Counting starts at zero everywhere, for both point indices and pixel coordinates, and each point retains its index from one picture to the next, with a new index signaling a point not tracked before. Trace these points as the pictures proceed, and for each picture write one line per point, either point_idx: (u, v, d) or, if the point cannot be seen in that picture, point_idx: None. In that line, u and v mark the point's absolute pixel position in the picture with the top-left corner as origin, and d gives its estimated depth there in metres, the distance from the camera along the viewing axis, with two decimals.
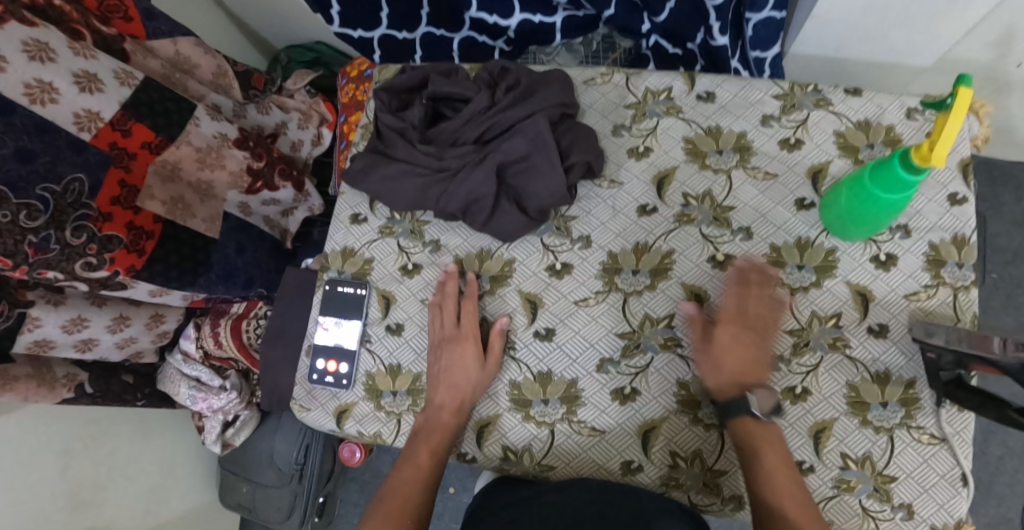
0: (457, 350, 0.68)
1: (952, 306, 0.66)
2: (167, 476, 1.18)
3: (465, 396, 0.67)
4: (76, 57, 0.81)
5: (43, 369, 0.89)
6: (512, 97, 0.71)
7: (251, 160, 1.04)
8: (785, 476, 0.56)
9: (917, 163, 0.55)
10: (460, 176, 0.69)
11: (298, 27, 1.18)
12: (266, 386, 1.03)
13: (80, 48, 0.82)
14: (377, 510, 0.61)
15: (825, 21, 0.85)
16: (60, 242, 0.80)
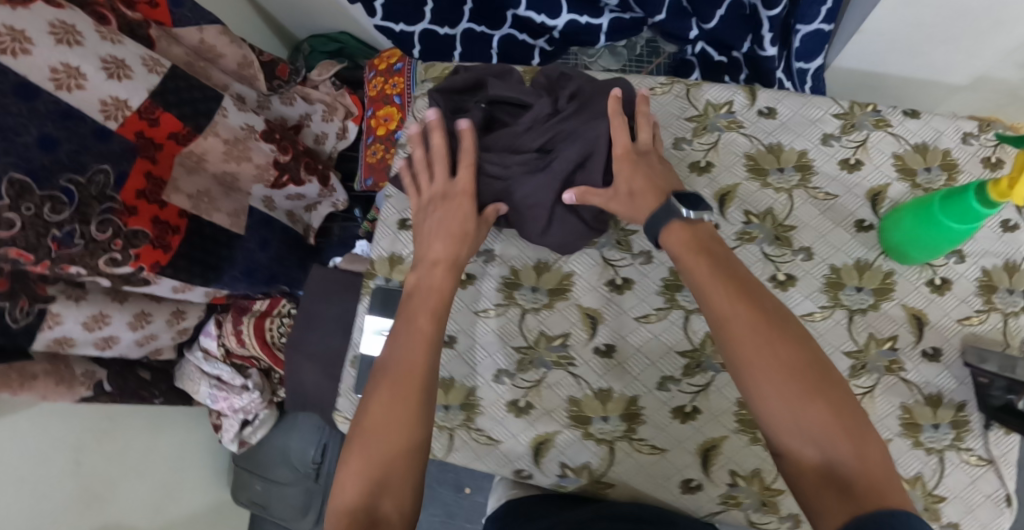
0: (449, 204, 0.66)
1: (1002, 332, 0.67)
2: (178, 472, 1.14)
3: (456, 248, 0.65)
4: (103, 42, 0.76)
5: (61, 366, 0.84)
6: (576, 104, 0.66)
7: (277, 153, 0.99)
8: (735, 303, 0.51)
9: (994, 197, 0.56)
10: (519, 183, 0.65)
11: (322, 14, 1.13)
12: (291, 387, 1.01)
13: (107, 32, 0.77)
14: (385, 384, 0.57)
15: (873, 36, 0.83)
16: (84, 237, 0.75)
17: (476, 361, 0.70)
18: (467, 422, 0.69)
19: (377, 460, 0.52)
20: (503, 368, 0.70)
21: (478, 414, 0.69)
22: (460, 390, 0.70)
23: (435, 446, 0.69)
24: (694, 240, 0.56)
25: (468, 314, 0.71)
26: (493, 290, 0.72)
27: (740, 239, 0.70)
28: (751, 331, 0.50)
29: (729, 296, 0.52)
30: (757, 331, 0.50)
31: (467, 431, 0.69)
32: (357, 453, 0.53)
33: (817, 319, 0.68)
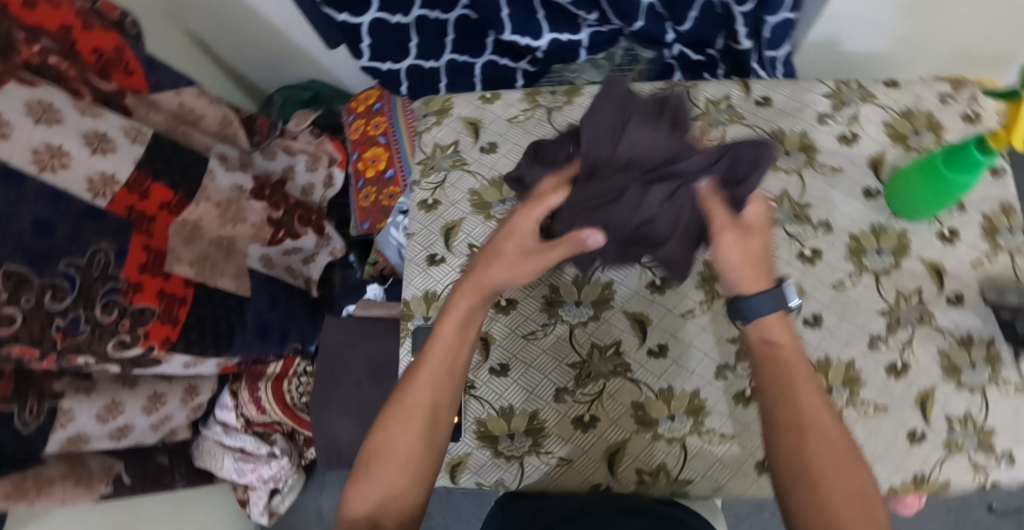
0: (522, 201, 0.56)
1: (1012, 269, 0.72)
2: None
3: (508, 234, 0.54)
4: (83, 117, 0.73)
5: (77, 465, 0.79)
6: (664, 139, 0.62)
7: (270, 209, 0.97)
8: (817, 400, 0.45)
9: (991, 144, 0.62)
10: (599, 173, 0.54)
11: (294, 64, 1.11)
12: (323, 444, 0.96)
13: (85, 105, 0.73)
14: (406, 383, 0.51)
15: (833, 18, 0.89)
16: (90, 322, 0.72)
17: (534, 385, 0.71)
18: (536, 446, 0.69)
19: (383, 486, 0.48)
20: (563, 387, 0.70)
21: (545, 438, 0.69)
22: (522, 416, 0.70)
23: (506, 477, 0.69)
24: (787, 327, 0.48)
25: (518, 340, 0.72)
26: (538, 312, 0.73)
27: (764, 223, 0.73)
28: (829, 441, 0.43)
29: (811, 397, 0.45)
30: (831, 451, 0.42)
31: (538, 456, 0.68)
32: (360, 476, 0.49)
33: (847, 286, 0.72)
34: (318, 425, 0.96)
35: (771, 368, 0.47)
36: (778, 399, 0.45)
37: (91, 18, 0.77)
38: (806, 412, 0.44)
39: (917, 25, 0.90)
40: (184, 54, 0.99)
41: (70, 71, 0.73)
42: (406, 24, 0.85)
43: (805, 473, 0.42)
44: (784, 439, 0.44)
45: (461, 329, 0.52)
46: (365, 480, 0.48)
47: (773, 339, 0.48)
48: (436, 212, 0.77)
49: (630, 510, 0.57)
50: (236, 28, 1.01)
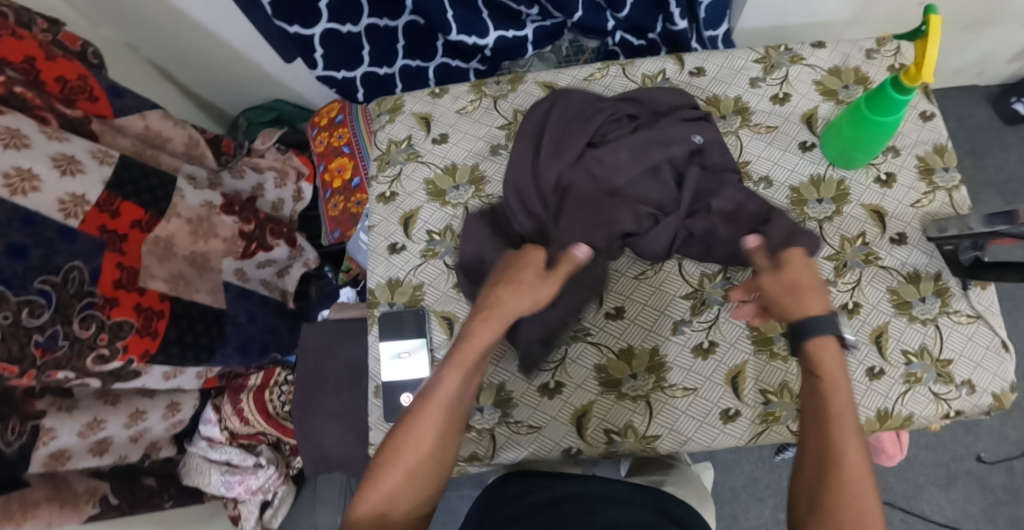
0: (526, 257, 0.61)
1: (950, 205, 0.75)
2: None
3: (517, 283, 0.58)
4: (50, 142, 0.76)
5: (63, 488, 0.78)
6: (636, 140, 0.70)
7: (241, 224, 0.99)
8: (855, 429, 0.50)
9: (906, 83, 0.65)
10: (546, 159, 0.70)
11: (255, 84, 1.15)
12: (309, 453, 0.97)
13: (51, 131, 0.76)
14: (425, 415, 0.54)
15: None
16: (68, 337, 0.74)
17: (499, 357, 0.72)
18: (505, 417, 0.70)
19: (388, 501, 0.52)
20: (526, 357, 0.71)
21: (513, 409, 0.70)
22: (490, 389, 0.71)
23: (479, 449, 0.69)
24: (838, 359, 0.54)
25: None
26: None
27: None
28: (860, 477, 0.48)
29: (849, 432, 0.50)
30: (851, 480, 0.48)
31: (507, 426, 0.69)
32: (370, 486, 0.52)
33: None
34: (301, 435, 0.96)
35: (821, 398, 0.52)
36: (823, 429, 0.50)
37: (52, 49, 0.81)
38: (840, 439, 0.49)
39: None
40: (143, 81, 1.04)
41: (36, 100, 0.76)
42: (357, 33, 0.89)
43: (823, 514, 0.47)
44: (817, 460, 0.50)
45: (460, 380, 0.55)
46: (382, 478, 0.52)
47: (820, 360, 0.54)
48: (394, 203, 0.79)
49: (613, 499, 0.56)
50: (197, 56, 1.06)
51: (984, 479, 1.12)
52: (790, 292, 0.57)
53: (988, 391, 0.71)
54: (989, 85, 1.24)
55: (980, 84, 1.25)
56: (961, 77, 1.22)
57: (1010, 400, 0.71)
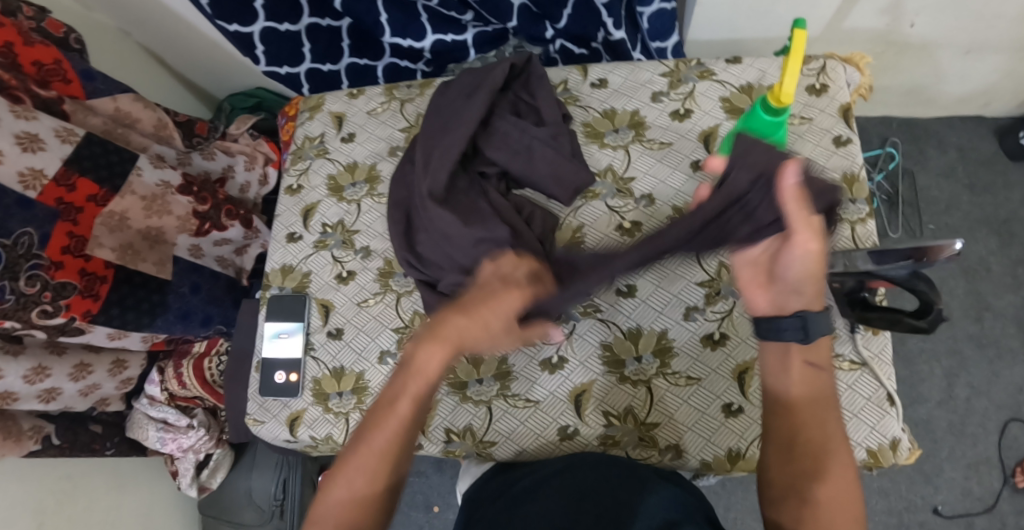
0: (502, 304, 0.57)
1: (851, 238, 0.69)
2: None
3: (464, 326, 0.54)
4: (17, 120, 0.79)
5: (8, 423, 0.83)
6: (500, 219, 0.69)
7: (195, 204, 1.04)
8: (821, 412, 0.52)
9: (775, 104, 0.61)
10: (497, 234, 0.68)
11: (236, 73, 1.27)
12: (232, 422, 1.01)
13: (19, 110, 0.80)
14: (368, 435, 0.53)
15: (711, 7, 0.87)
16: (14, 292, 0.77)
17: (363, 348, 0.76)
18: (360, 404, 0.74)
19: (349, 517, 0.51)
20: (385, 350, 0.75)
21: (367, 397, 0.73)
22: (350, 376, 0.75)
23: (334, 431, 0.74)
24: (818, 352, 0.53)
25: (352, 307, 0.78)
26: (371, 282, 0.78)
27: (585, 197, 0.75)
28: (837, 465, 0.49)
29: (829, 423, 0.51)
30: (805, 458, 0.50)
31: (361, 412, 0.73)
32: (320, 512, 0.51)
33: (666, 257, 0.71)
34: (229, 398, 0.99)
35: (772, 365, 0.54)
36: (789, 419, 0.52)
37: (30, 36, 0.86)
38: (807, 423, 0.51)
39: (805, 6, 0.87)
40: (130, 62, 1.14)
41: (14, 81, 0.82)
42: (296, 31, 0.95)
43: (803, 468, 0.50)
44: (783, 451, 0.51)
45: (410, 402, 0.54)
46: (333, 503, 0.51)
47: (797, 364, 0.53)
48: (299, 195, 0.85)
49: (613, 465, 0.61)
50: (183, 43, 1.17)
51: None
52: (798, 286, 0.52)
53: (863, 446, 0.65)
54: (998, 116, 1.21)
55: (988, 115, 1.22)
56: (966, 107, 1.19)
57: (890, 458, 0.65)
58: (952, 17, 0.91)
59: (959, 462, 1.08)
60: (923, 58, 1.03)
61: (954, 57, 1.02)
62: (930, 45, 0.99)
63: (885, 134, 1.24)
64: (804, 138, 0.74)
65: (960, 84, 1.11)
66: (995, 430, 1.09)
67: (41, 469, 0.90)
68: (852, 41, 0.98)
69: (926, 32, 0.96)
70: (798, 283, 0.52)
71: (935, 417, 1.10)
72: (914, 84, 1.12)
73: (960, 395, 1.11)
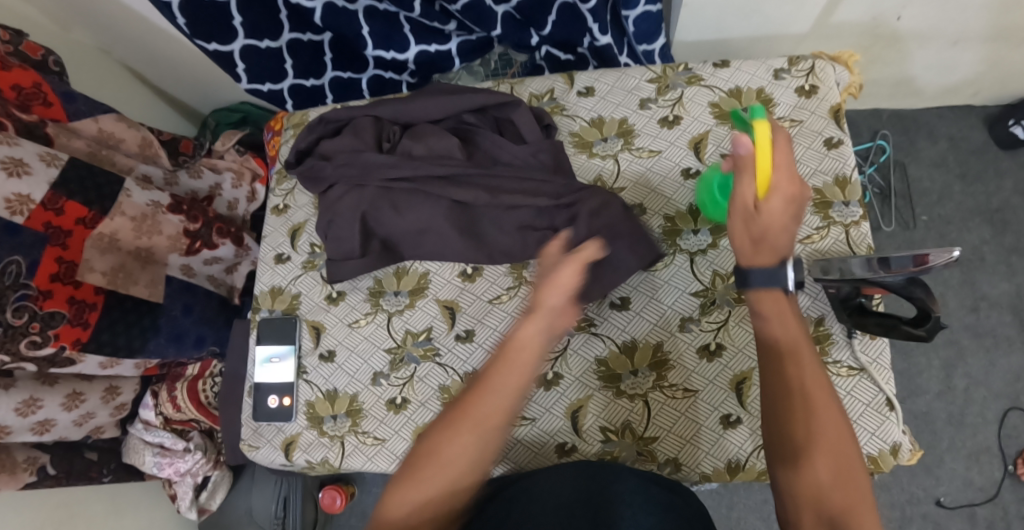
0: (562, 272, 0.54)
1: (845, 242, 0.69)
2: None
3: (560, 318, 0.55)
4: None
5: (2, 456, 0.82)
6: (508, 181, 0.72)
7: (186, 222, 1.01)
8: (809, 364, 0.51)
9: None
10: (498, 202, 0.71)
11: (220, 89, 1.26)
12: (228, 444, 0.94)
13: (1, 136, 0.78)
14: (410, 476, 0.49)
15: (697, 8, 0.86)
16: (0, 324, 0.75)
17: (356, 370, 0.75)
18: (354, 427, 0.73)
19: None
20: (378, 371, 0.74)
21: (362, 419, 0.73)
22: (344, 399, 0.74)
23: (330, 455, 0.73)
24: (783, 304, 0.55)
25: (343, 328, 0.77)
26: (363, 301, 0.77)
27: None
28: (830, 432, 0.49)
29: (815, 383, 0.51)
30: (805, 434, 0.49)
31: (356, 435, 0.72)
32: None
33: (659, 267, 0.70)
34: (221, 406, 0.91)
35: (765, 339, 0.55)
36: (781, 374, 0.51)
37: (8, 61, 0.86)
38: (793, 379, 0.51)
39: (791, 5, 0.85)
40: (111, 82, 1.13)
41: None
42: (277, 47, 0.94)
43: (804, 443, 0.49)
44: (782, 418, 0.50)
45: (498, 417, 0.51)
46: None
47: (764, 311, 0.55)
48: (286, 215, 0.84)
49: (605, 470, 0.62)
50: (164, 61, 1.15)
51: (939, 524, 1.05)
52: (759, 232, 0.56)
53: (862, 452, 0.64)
54: (988, 105, 1.20)
55: (977, 104, 1.21)
56: (954, 97, 1.19)
57: (889, 463, 0.64)
58: (938, 9, 0.90)
59: (959, 453, 1.08)
60: (910, 50, 1.02)
61: (940, 47, 1.01)
62: (917, 37, 0.98)
63: (875, 126, 1.24)
64: (795, 141, 0.73)
65: (948, 75, 1.10)
66: (994, 419, 1.08)
67: (38, 500, 0.89)
68: (838, 36, 0.97)
69: (912, 26, 0.95)
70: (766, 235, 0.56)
71: (934, 409, 1.10)
72: (903, 77, 1.11)
73: (960, 386, 1.10)
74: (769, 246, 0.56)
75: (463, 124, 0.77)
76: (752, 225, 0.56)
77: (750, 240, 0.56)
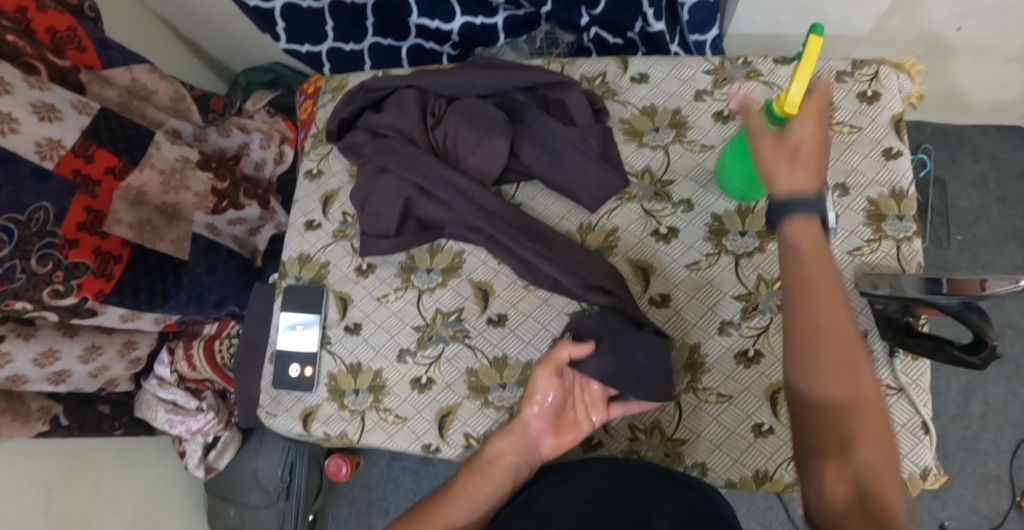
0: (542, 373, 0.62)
1: (896, 258, 0.66)
2: (154, 508, 1.07)
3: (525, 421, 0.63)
4: (32, 90, 0.75)
5: (17, 403, 0.82)
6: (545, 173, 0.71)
7: (215, 181, 0.99)
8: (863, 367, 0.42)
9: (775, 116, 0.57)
10: None
11: (254, 47, 1.24)
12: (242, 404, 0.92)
13: (33, 80, 0.75)
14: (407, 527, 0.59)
15: (757, 4, 0.82)
16: (25, 272, 0.73)
17: (382, 345, 0.74)
18: (377, 403, 0.72)
19: None
20: (405, 348, 0.73)
21: (385, 395, 0.72)
22: (368, 374, 0.73)
23: (349, 429, 0.73)
24: (822, 243, 0.45)
25: (371, 302, 0.75)
26: (393, 276, 0.75)
27: (621, 199, 0.72)
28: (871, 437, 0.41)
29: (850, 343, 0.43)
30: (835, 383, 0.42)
31: (377, 411, 0.72)
32: None
33: (703, 267, 0.69)
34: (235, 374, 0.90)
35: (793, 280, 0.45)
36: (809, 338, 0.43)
37: (45, 1, 0.82)
38: (840, 337, 0.43)
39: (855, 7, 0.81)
40: (146, 32, 1.10)
41: (27, 47, 0.77)
42: (319, 8, 0.92)
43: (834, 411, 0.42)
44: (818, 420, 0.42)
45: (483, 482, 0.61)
46: None
47: (798, 245, 0.45)
48: (319, 181, 0.82)
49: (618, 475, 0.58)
50: (200, 14, 1.13)
51: None
52: (792, 156, 0.47)
53: None
54: None
55: None
56: (1003, 116, 1.15)
57: (919, 487, 0.62)
58: (1003, 21, 0.87)
59: (968, 478, 1.07)
60: (966, 64, 0.98)
61: (999, 64, 0.97)
62: (977, 52, 0.95)
63: (919, 139, 1.20)
64: (853, 148, 0.70)
65: (1000, 93, 1.06)
66: (1007, 448, 1.07)
67: (48, 448, 0.89)
68: (896, 43, 0.93)
69: (971, 38, 0.92)
70: (801, 154, 0.47)
71: (948, 432, 1.09)
72: (953, 90, 1.07)
73: (975, 410, 1.09)
74: (809, 170, 0.46)
75: (511, 101, 0.75)
76: (780, 150, 0.47)
77: (789, 163, 0.47)
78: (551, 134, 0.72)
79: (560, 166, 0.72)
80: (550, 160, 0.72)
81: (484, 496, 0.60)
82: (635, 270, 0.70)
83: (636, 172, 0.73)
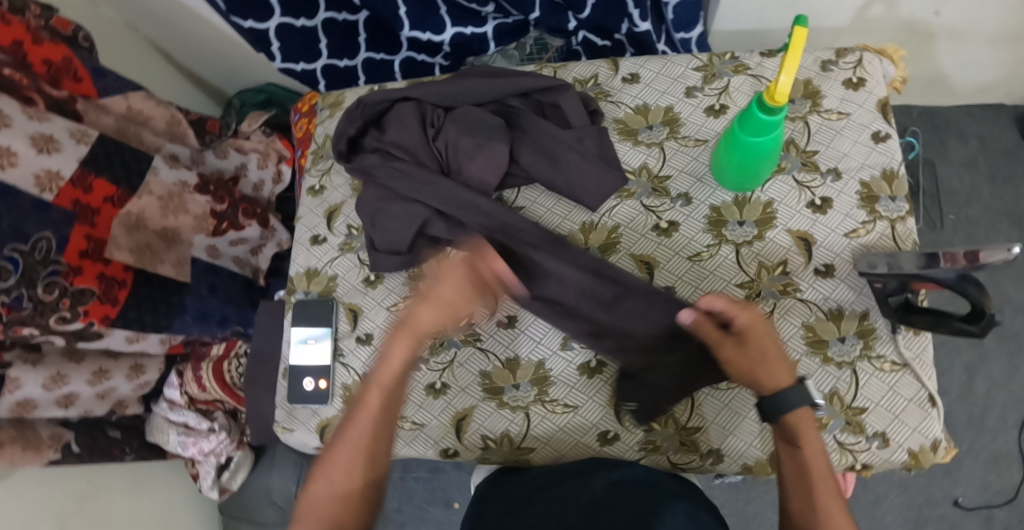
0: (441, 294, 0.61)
1: (891, 237, 0.68)
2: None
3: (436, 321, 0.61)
4: (31, 121, 0.75)
5: (27, 431, 0.82)
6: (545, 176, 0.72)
7: (213, 203, 1.01)
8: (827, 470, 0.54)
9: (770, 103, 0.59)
10: None
11: (246, 69, 1.25)
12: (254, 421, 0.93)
13: (32, 111, 0.76)
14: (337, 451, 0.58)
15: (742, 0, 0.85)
16: (32, 300, 0.73)
17: None
18: None
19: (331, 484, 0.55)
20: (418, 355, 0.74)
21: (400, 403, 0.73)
22: None
23: None
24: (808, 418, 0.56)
25: (381, 312, 0.76)
26: (402, 285, 0.77)
27: (620, 197, 0.74)
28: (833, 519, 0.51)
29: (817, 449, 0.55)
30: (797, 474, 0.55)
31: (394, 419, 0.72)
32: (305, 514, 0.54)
33: (705, 258, 0.71)
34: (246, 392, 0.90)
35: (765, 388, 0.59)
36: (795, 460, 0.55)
37: (40, 33, 0.83)
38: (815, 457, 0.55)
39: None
40: (139, 58, 1.11)
41: (25, 80, 0.78)
42: (312, 26, 0.94)
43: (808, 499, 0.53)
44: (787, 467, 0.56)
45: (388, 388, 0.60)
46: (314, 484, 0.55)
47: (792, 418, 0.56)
48: (321, 197, 0.83)
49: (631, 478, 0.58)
50: (192, 38, 1.14)
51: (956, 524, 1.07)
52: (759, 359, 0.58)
53: (904, 447, 0.64)
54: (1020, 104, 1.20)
55: (1010, 103, 1.20)
56: (987, 96, 1.18)
57: (930, 459, 0.64)
58: (981, 3, 0.90)
59: (977, 455, 1.08)
60: (948, 46, 1.00)
61: (981, 45, 1.00)
62: (958, 36, 0.98)
63: (906, 123, 1.23)
64: (842, 134, 0.72)
65: (983, 73, 1.09)
66: (1015, 423, 1.09)
67: (60, 475, 0.88)
68: (877, 32, 0.96)
69: (952, 22, 0.94)
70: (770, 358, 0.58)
71: (954, 410, 1.11)
72: (936, 74, 1.10)
73: (978, 386, 1.11)
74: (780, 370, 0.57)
75: (507, 107, 0.77)
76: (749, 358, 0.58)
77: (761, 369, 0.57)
78: (548, 136, 0.73)
79: (559, 167, 0.73)
80: (548, 162, 0.74)
81: (383, 402, 0.59)
82: (640, 265, 0.72)
83: (633, 170, 0.75)
